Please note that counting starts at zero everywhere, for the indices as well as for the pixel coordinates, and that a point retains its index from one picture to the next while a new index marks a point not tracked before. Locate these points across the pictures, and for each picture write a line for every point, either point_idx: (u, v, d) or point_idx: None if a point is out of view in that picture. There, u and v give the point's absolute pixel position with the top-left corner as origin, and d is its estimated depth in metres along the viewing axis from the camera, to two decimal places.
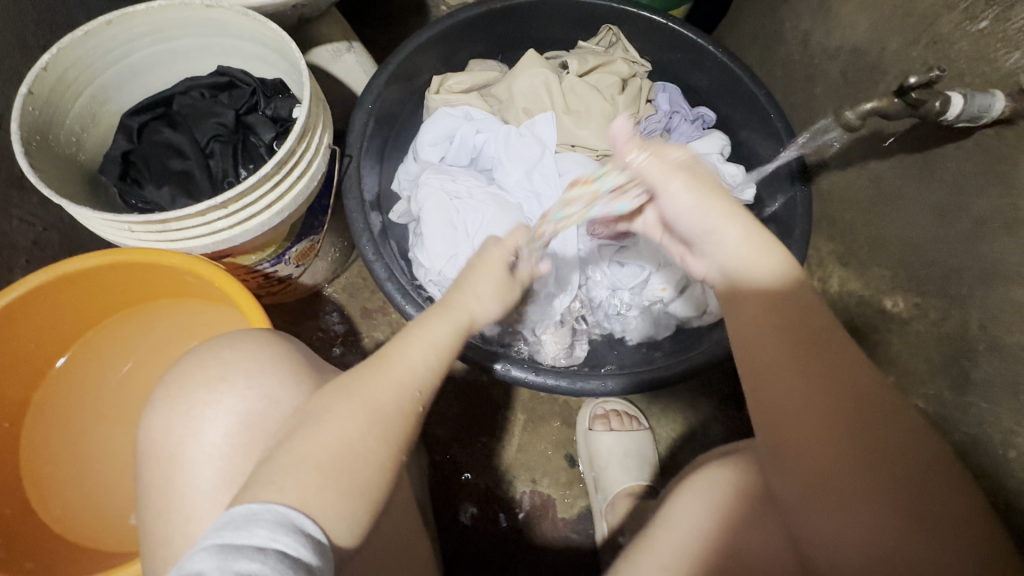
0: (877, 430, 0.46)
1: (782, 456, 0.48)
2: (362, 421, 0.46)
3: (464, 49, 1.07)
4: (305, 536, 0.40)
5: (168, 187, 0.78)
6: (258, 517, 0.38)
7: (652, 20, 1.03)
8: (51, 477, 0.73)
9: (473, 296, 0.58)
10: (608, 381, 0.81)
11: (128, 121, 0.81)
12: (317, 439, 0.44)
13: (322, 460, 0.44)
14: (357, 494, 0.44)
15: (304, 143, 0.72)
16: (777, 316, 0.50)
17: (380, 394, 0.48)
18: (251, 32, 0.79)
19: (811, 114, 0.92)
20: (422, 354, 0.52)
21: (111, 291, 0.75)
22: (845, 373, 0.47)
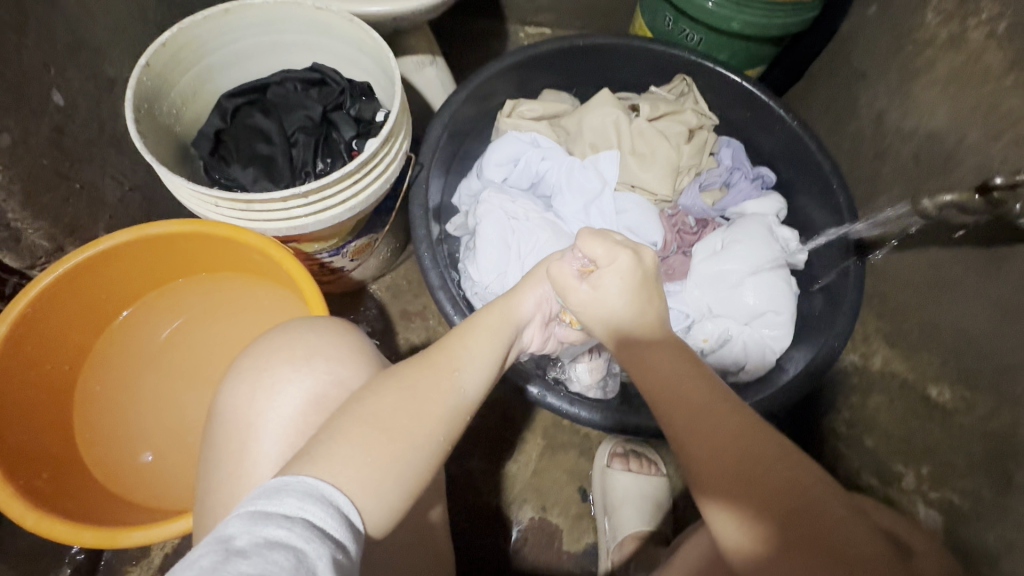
0: (792, 486, 0.45)
1: (707, 497, 0.47)
2: (407, 411, 0.48)
3: (539, 78, 1.11)
4: (333, 509, 0.40)
5: (252, 168, 0.83)
6: (288, 487, 0.39)
7: (727, 77, 1.06)
8: (99, 423, 0.77)
9: (525, 299, 0.62)
10: (641, 422, 0.81)
11: (224, 102, 0.86)
12: (366, 426, 0.47)
13: (368, 448, 0.45)
14: (399, 485, 0.46)
15: (387, 147, 0.76)
16: (678, 374, 0.53)
17: (428, 383, 0.51)
18: (351, 36, 0.84)
19: (875, 191, 0.93)
20: (480, 343, 0.56)
21: (186, 257, 0.79)
22: (750, 432, 0.48)
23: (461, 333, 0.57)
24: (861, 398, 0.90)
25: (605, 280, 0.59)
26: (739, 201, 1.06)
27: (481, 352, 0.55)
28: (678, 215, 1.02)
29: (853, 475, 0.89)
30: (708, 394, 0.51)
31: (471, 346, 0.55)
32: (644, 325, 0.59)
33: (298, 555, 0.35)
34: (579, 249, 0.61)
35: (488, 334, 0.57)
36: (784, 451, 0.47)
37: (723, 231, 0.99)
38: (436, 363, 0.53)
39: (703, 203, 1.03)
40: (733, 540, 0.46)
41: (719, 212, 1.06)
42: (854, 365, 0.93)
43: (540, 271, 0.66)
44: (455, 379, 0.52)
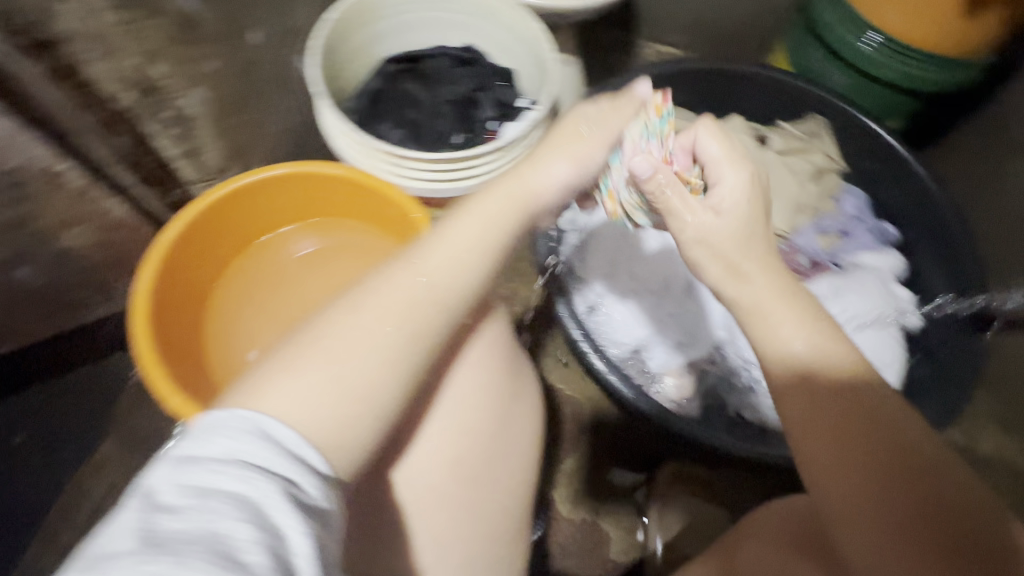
0: (944, 496, 0.45)
1: (847, 500, 0.46)
2: (374, 318, 0.49)
3: (670, 94, 1.12)
4: (271, 447, 0.41)
5: (400, 130, 0.88)
6: (226, 423, 0.40)
7: (865, 125, 1.03)
8: (220, 329, 0.82)
9: (539, 180, 0.60)
10: (726, 443, 0.80)
11: (385, 66, 0.93)
12: (338, 343, 0.47)
13: (326, 362, 0.46)
14: (365, 397, 0.47)
15: (531, 131, 0.79)
16: (814, 387, 0.50)
17: (397, 296, 0.50)
18: (514, 24, 0.89)
19: (1011, 268, 0.89)
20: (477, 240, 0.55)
21: (328, 198, 0.84)
22: (905, 439, 0.47)
23: (436, 238, 0.56)
24: None
25: (729, 198, 0.56)
26: (856, 251, 1.02)
27: (459, 259, 0.54)
28: (790, 253, 0.99)
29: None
30: (848, 420, 0.48)
31: (432, 249, 0.54)
32: (761, 254, 0.55)
33: (238, 505, 0.36)
34: (698, 143, 0.60)
35: (471, 226, 0.56)
36: (936, 482, 0.45)
37: (836, 277, 0.97)
38: (411, 273, 0.52)
39: (817, 245, 1.01)
40: (867, 540, 0.46)
41: (831, 259, 1.02)
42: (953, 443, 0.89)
43: (531, 177, 0.60)
44: (417, 282, 0.52)
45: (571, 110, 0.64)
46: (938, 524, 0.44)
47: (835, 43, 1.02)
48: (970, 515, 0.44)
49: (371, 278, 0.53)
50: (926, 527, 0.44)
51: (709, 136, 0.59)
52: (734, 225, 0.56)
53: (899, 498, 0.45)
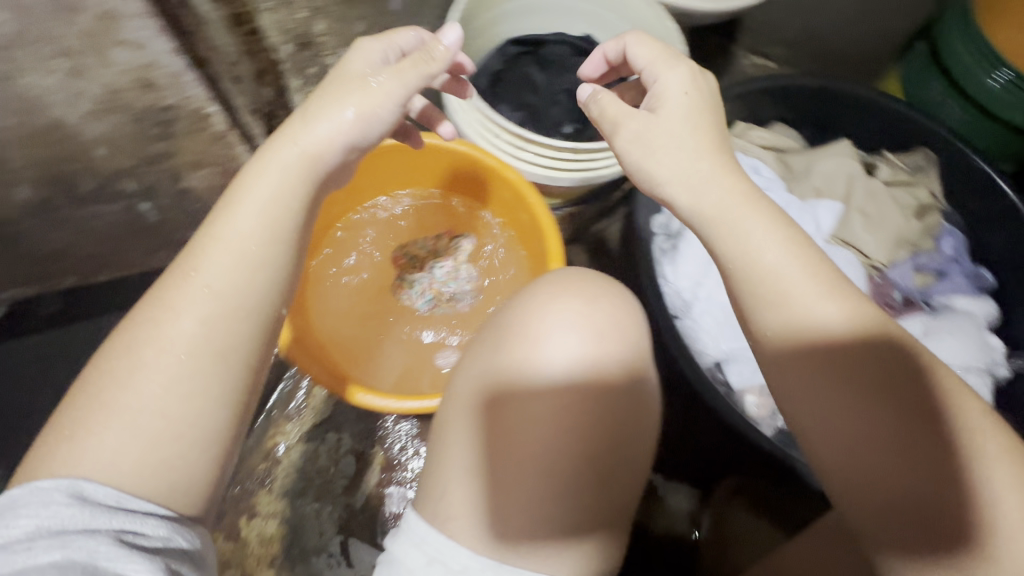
0: (910, 402, 0.47)
1: (823, 431, 0.49)
2: (161, 353, 0.48)
3: (777, 111, 1.10)
4: (86, 502, 0.42)
5: (518, 113, 0.87)
6: (20, 503, 0.41)
7: (979, 167, 1.00)
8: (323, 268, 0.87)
9: (325, 123, 0.58)
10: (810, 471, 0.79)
11: (507, 47, 0.92)
12: (115, 360, 0.48)
13: (154, 393, 0.47)
14: (187, 431, 0.48)
15: None
16: (808, 330, 0.49)
17: (191, 322, 0.50)
18: (642, 20, 0.89)
19: None
20: (257, 211, 0.54)
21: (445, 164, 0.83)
22: (868, 359, 0.48)
23: (240, 195, 0.55)
24: None
25: (662, 95, 0.59)
26: (952, 294, 1.00)
27: (246, 239, 0.53)
28: (887, 287, 0.97)
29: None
30: (827, 358, 0.49)
31: (214, 256, 0.52)
32: (707, 170, 0.56)
33: (60, 563, 0.39)
34: (629, 50, 0.64)
35: (259, 215, 0.54)
36: (909, 394, 0.47)
37: (930, 318, 0.95)
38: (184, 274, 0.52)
39: (912, 281, 0.98)
40: (845, 462, 0.48)
41: (924, 297, 1.00)
42: None
43: (305, 136, 0.58)
44: (200, 288, 0.51)
45: (355, 47, 0.63)
46: (906, 426, 0.46)
47: (961, 78, 0.99)
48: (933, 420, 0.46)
49: (167, 294, 0.51)
50: (898, 435, 0.46)
51: (640, 44, 0.63)
52: (673, 124, 0.57)
53: (871, 412, 0.47)
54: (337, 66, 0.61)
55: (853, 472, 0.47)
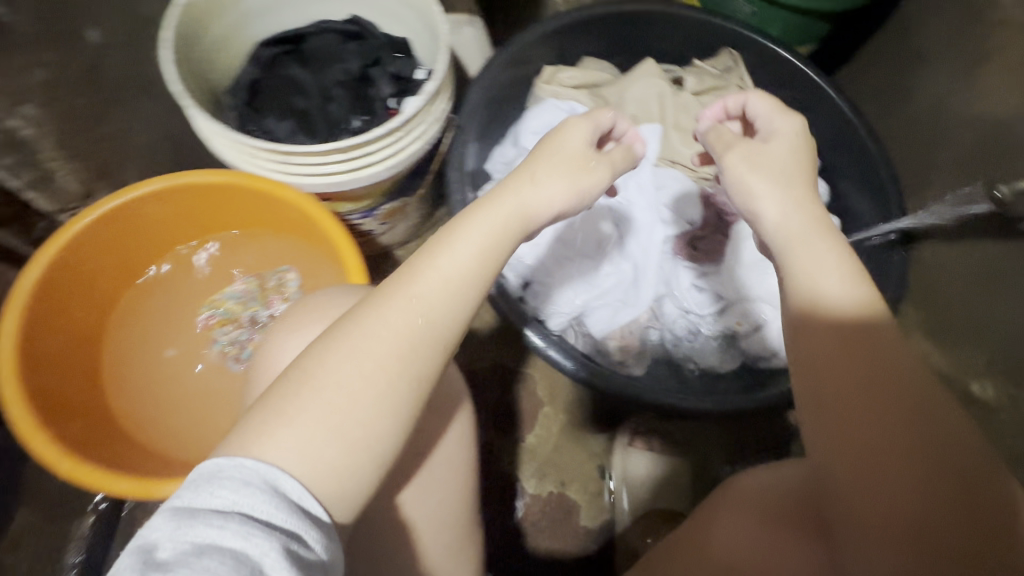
0: (930, 417, 0.44)
1: (834, 432, 0.45)
2: (360, 373, 0.47)
3: (582, 45, 1.07)
4: (277, 499, 0.41)
5: (288, 122, 0.78)
6: (224, 476, 0.41)
7: (776, 53, 1.01)
8: (120, 348, 0.78)
9: (537, 188, 0.59)
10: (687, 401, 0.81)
11: (259, 51, 0.82)
12: (319, 371, 0.47)
13: (337, 401, 0.46)
14: (359, 454, 0.46)
15: (431, 105, 0.75)
16: (830, 311, 0.47)
17: (384, 337, 0.49)
18: None
19: (924, 182, 0.91)
20: (467, 249, 0.53)
21: (229, 210, 0.78)
22: (901, 365, 0.45)
23: (451, 232, 0.55)
24: None
25: (775, 132, 0.57)
26: None
27: (453, 278, 0.52)
28: (719, 194, 0.95)
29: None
30: (854, 351, 0.46)
31: (423, 278, 0.51)
32: (798, 197, 0.53)
33: (235, 556, 0.36)
34: (746, 101, 0.61)
35: (468, 244, 0.54)
36: (919, 413, 0.44)
37: None
38: (404, 290, 0.50)
39: None
40: (849, 470, 0.44)
41: None
42: None
43: (529, 196, 0.58)
44: (416, 317, 0.50)
45: (563, 124, 0.63)
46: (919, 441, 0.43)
47: None
48: (954, 445, 0.42)
49: (373, 298, 0.51)
50: (909, 452, 0.43)
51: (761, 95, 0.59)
52: (781, 155, 0.56)
53: (885, 421, 0.43)
54: (554, 139, 0.62)
55: (851, 477, 0.44)
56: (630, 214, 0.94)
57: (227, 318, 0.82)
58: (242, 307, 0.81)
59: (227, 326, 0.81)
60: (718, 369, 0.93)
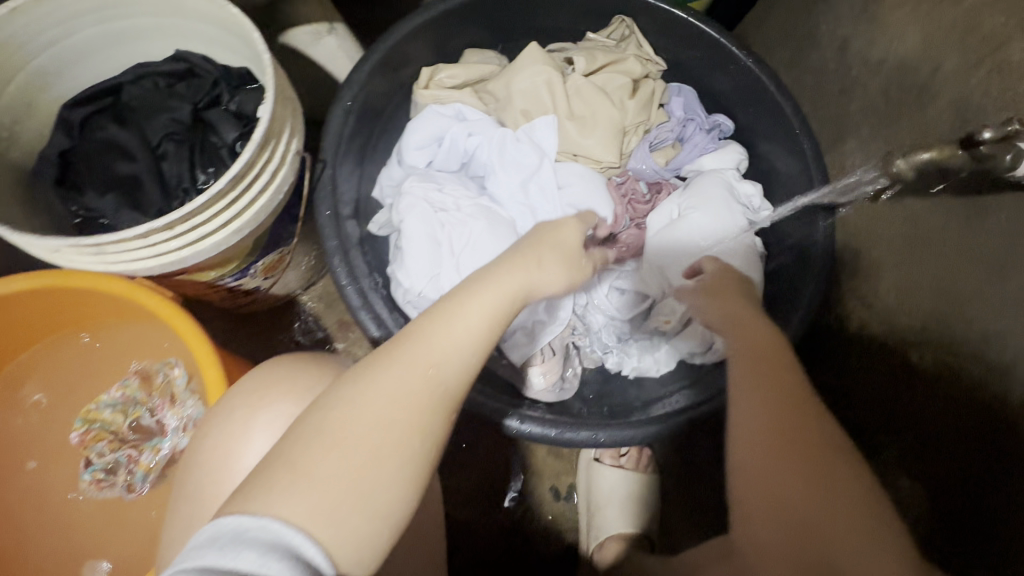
0: (813, 408, 0.52)
1: (739, 417, 0.54)
2: (377, 427, 0.41)
3: (460, 36, 0.95)
4: (301, 566, 0.35)
5: (111, 196, 0.68)
6: (248, 538, 0.35)
7: (671, 14, 0.91)
8: None
9: (549, 261, 0.53)
10: (632, 431, 0.71)
11: (66, 115, 0.71)
12: (334, 419, 0.41)
13: (356, 457, 0.41)
14: (364, 515, 0.40)
15: (266, 153, 0.64)
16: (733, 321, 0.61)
17: (389, 394, 0.42)
18: (210, 15, 0.69)
19: (841, 134, 0.83)
20: (488, 298, 0.47)
21: (59, 311, 0.68)
22: (788, 367, 0.55)
23: (463, 295, 0.47)
24: (843, 363, 0.82)
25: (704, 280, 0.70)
26: (695, 157, 0.94)
27: (471, 335, 0.45)
28: (628, 180, 0.90)
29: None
30: (754, 354, 0.56)
31: (442, 328, 0.45)
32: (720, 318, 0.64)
33: None
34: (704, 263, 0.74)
35: (485, 297, 0.47)
36: (802, 402, 0.52)
37: (676, 197, 0.87)
38: (424, 338, 0.45)
39: (655, 164, 0.92)
40: (749, 451, 0.52)
41: (674, 172, 0.95)
42: (828, 329, 0.85)
43: (534, 278, 0.50)
44: (432, 379, 0.43)
45: (559, 223, 0.58)
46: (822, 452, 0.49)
47: None
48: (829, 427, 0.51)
49: (388, 345, 0.45)
50: (788, 432, 0.51)
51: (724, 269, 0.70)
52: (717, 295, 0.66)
53: (794, 432, 0.50)
54: (546, 230, 0.56)
55: (761, 482, 0.51)
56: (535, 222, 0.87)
57: (103, 431, 0.72)
58: (119, 416, 0.73)
59: (102, 442, 0.72)
60: (657, 371, 0.86)
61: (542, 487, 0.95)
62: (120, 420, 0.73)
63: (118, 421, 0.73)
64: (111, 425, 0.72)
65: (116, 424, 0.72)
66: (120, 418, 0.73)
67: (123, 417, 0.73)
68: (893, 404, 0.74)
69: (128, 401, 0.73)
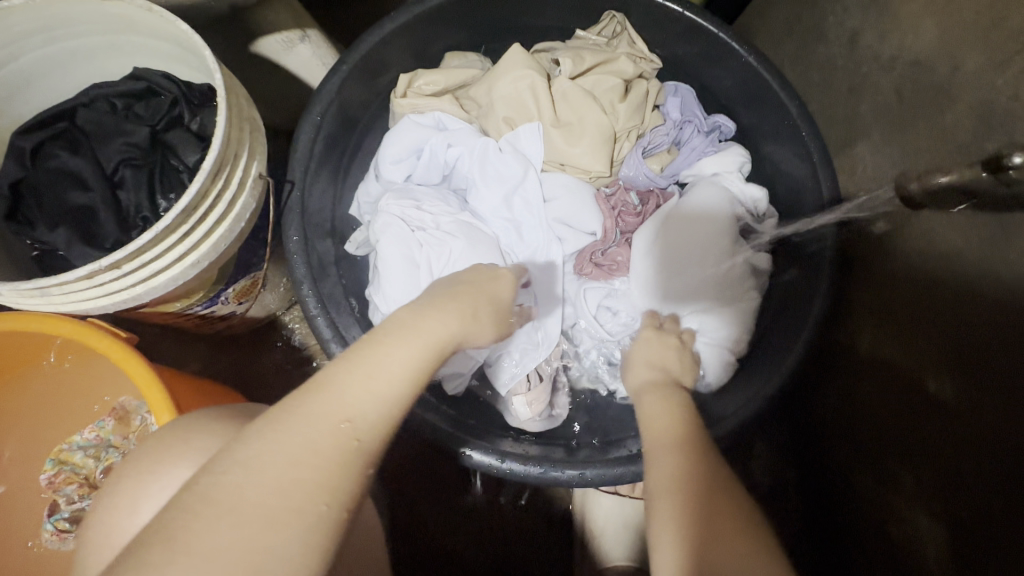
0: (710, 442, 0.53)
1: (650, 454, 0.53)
2: (274, 492, 0.36)
3: (441, 39, 0.89)
4: None
5: (64, 229, 0.64)
6: None
7: (666, 8, 0.84)
8: None
9: (477, 313, 0.52)
10: (618, 467, 0.66)
11: (18, 142, 0.67)
12: (225, 485, 0.35)
13: (253, 524, 0.34)
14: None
15: (220, 181, 0.60)
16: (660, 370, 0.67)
17: (293, 452, 0.37)
18: (160, 30, 0.64)
19: (852, 135, 0.76)
20: (411, 347, 0.44)
21: (19, 351, 0.66)
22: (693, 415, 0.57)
23: (384, 341, 0.44)
24: (852, 385, 0.76)
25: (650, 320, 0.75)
26: (694, 162, 0.87)
27: (388, 387, 0.42)
28: (618, 192, 0.84)
29: (853, 485, 0.77)
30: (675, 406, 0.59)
31: (357, 376, 0.42)
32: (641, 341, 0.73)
33: None
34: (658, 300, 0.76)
35: (406, 347, 0.44)
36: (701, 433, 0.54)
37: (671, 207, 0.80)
38: (338, 389, 0.41)
39: (648, 171, 0.85)
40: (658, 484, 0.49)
41: (671, 179, 0.88)
42: (839, 347, 0.79)
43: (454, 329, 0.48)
44: (345, 436, 0.39)
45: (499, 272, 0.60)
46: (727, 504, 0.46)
47: None
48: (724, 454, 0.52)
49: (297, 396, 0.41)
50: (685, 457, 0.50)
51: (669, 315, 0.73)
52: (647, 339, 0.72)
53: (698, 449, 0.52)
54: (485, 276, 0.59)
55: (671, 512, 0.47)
56: (520, 239, 0.82)
57: (72, 475, 0.71)
58: (92, 460, 0.72)
59: (71, 487, 0.71)
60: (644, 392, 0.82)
61: (537, 514, 0.90)
62: (92, 465, 0.71)
63: (90, 465, 0.71)
64: (82, 468, 0.71)
65: (87, 469, 0.71)
66: (92, 462, 0.71)
67: (95, 462, 0.71)
68: (908, 434, 0.67)
69: (101, 445, 0.72)
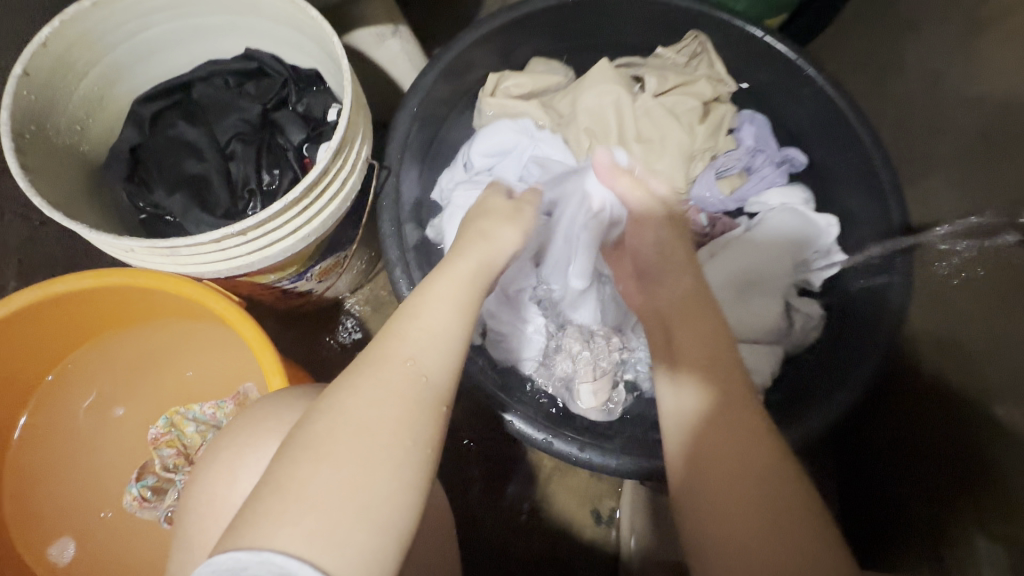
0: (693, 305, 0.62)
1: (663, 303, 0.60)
2: (361, 428, 0.39)
3: (526, 45, 0.92)
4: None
5: (180, 195, 0.67)
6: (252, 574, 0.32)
7: (748, 32, 0.87)
8: (28, 463, 0.74)
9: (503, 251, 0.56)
10: None
11: (139, 109, 0.71)
12: (315, 431, 0.39)
13: (350, 468, 0.37)
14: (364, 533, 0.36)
15: (339, 161, 0.62)
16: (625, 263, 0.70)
17: (372, 397, 0.41)
18: (286, 15, 0.67)
19: (926, 169, 0.80)
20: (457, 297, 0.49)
21: (129, 306, 0.70)
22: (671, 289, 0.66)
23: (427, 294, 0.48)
24: (907, 412, 0.79)
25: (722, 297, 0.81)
26: (761, 190, 0.90)
27: (444, 331, 0.45)
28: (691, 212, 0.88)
29: (905, 506, 0.78)
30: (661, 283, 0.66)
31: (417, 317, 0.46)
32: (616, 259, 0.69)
33: None
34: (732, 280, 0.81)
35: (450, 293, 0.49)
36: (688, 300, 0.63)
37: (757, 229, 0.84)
38: (400, 336, 0.44)
39: (719, 193, 0.89)
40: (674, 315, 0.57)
41: (737, 204, 0.91)
42: (897, 373, 0.82)
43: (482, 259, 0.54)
44: (413, 374, 0.42)
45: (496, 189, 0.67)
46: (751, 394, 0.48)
47: None
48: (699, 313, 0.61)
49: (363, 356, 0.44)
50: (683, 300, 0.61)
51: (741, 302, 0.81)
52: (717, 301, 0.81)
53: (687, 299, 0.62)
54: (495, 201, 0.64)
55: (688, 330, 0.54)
56: None
57: (175, 439, 0.73)
58: (198, 433, 0.73)
59: (169, 451, 0.72)
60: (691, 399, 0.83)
61: (584, 510, 0.92)
62: (196, 439, 0.73)
63: (193, 436, 0.73)
64: (186, 438, 0.73)
65: (193, 442, 0.73)
66: (198, 434, 0.73)
67: (200, 437, 0.73)
68: (970, 451, 0.69)
69: (211, 420, 0.74)
